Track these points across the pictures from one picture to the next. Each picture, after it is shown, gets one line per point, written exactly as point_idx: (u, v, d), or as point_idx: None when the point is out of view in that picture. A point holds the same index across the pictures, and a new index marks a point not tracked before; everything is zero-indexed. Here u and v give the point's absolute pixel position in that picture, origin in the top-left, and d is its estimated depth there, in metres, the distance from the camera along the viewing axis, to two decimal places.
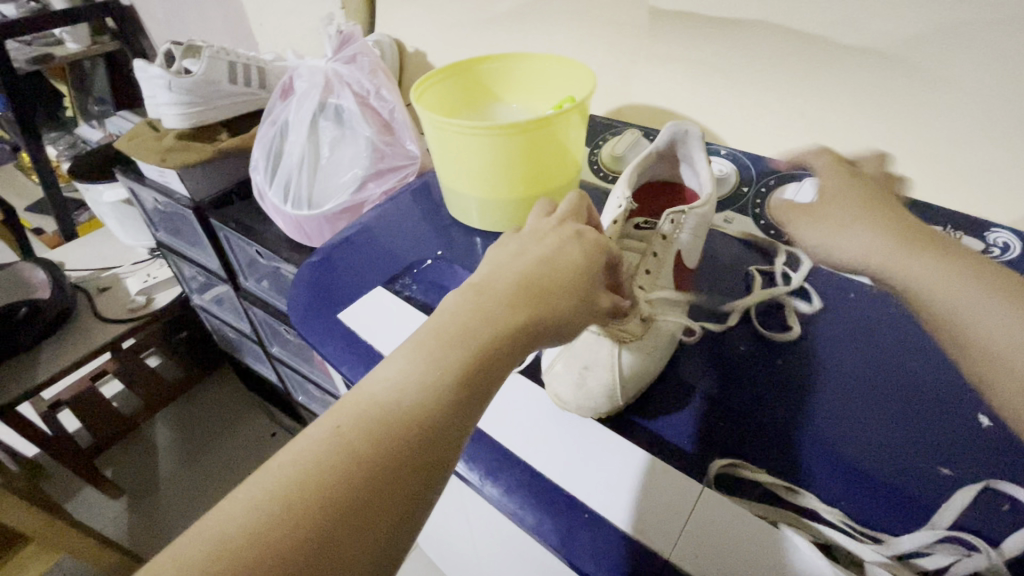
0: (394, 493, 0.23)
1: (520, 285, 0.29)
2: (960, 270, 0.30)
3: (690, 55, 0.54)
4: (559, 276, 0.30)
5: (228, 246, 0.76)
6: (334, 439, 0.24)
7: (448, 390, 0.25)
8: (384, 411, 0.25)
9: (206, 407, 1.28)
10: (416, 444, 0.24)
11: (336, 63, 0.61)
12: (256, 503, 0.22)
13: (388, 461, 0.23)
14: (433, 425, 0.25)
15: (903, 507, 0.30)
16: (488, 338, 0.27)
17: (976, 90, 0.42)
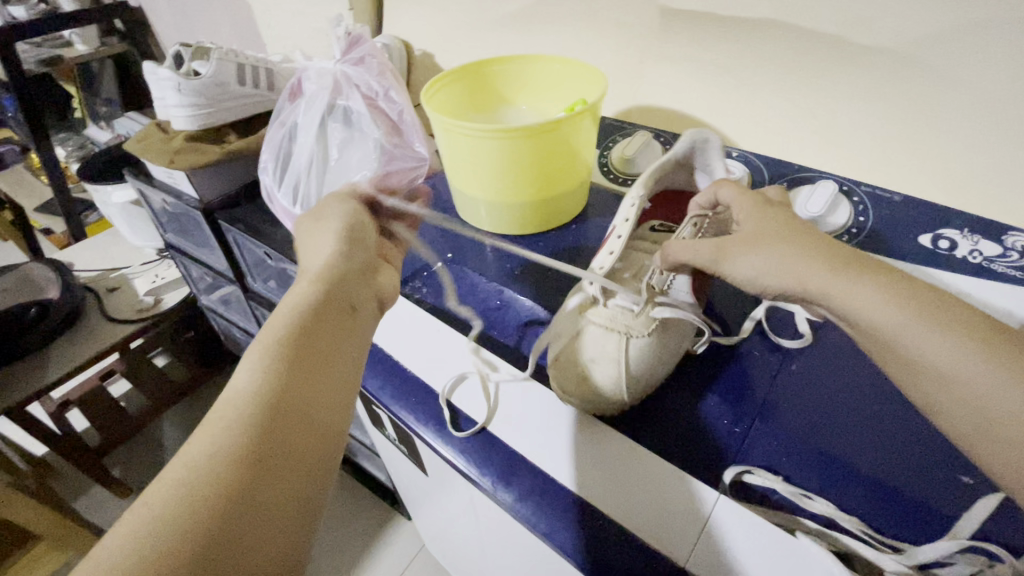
0: (267, 460, 0.25)
1: (324, 283, 0.33)
2: (897, 297, 0.28)
3: (702, 56, 0.53)
4: (342, 263, 0.35)
5: (237, 247, 0.76)
6: (195, 447, 0.24)
7: (283, 361, 0.28)
8: (234, 398, 0.26)
9: (213, 407, 1.28)
10: (270, 413, 0.26)
11: (344, 64, 0.61)
12: (146, 528, 0.22)
13: (251, 438, 0.25)
14: (282, 392, 0.27)
15: (924, 516, 0.30)
16: (303, 321, 0.30)
17: (994, 91, 0.41)
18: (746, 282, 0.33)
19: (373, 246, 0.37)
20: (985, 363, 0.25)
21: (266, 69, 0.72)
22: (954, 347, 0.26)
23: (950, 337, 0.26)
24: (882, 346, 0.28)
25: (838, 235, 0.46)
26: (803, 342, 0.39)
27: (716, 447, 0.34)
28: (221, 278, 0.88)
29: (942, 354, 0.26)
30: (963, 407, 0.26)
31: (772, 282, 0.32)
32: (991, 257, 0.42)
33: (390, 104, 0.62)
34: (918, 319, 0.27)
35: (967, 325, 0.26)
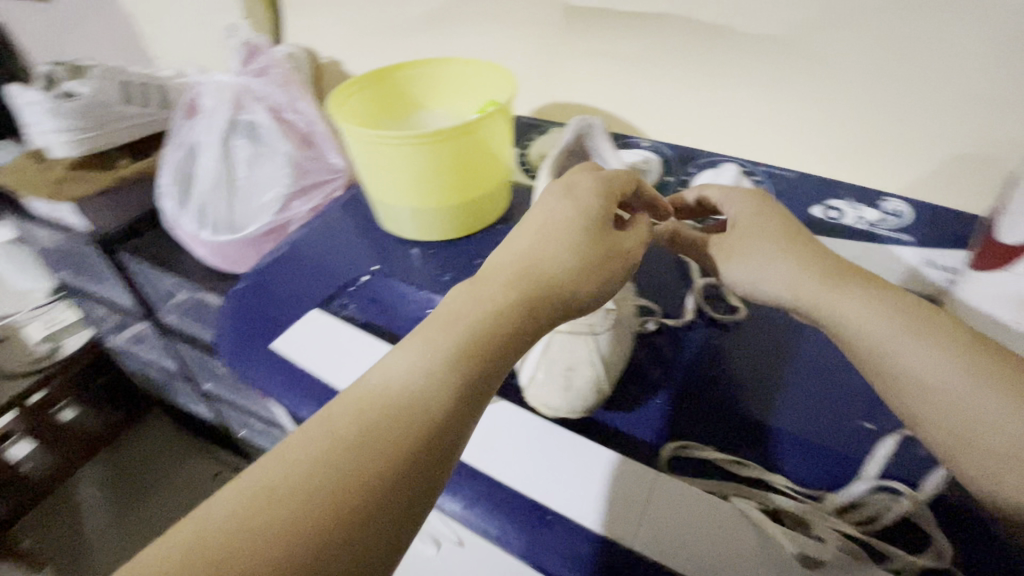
0: (378, 489, 0.23)
1: (522, 267, 0.31)
2: (891, 314, 0.30)
3: (605, 52, 0.55)
4: (557, 267, 0.31)
5: (143, 280, 0.70)
6: (327, 431, 0.24)
7: (455, 380, 0.26)
8: (383, 401, 0.25)
9: (137, 455, 1.18)
10: (409, 440, 0.24)
11: (244, 77, 0.58)
12: (289, 472, 0.22)
13: (376, 462, 0.23)
14: (436, 420, 0.25)
15: (837, 466, 0.33)
16: (497, 332, 0.28)
17: (862, 71, 0.46)
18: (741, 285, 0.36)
19: (614, 247, 0.33)
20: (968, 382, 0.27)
21: (157, 87, 0.67)
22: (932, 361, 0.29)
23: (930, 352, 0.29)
24: (874, 358, 0.31)
25: None
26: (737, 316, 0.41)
27: (653, 428, 0.36)
28: (129, 316, 0.81)
29: (922, 363, 0.29)
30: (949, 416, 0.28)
31: (768, 289, 0.35)
32: (874, 222, 0.47)
33: (298, 115, 0.60)
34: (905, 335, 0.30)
35: (953, 346, 0.29)
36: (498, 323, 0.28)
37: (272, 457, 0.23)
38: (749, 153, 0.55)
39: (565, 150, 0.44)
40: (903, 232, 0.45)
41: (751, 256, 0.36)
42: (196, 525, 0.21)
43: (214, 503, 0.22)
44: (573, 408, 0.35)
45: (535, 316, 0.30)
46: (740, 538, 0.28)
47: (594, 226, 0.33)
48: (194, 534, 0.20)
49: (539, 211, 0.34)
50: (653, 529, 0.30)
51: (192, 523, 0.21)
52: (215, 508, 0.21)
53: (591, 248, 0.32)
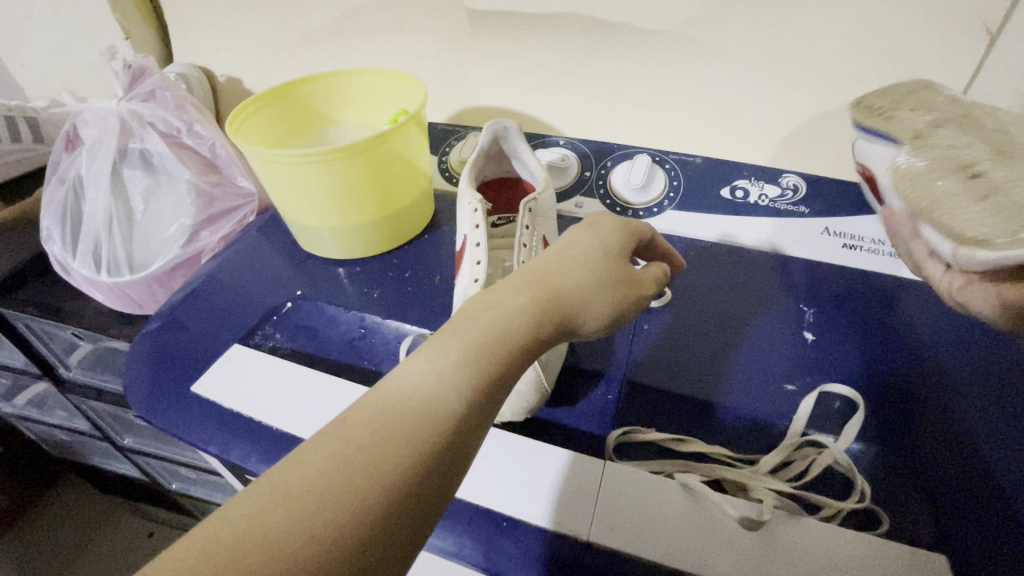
0: (393, 495, 0.22)
1: (536, 280, 0.30)
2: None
3: (513, 53, 0.56)
4: (573, 282, 0.30)
5: (35, 335, 0.62)
6: (343, 432, 0.23)
7: (473, 382, 0.25)
8: (398, 402, 0.24)
9: (53, 531, 1.06)
10: (426, 446, 0.23)
11: (130, 101, 0.53)
12: (300, 480, 0.21)
13: (392, 464, 0.22)
14: (453, 425, 0.24)
15: (761, 430, 0.35)
16: (514, 334, 0.27)
17: (749, 57, 0.49)
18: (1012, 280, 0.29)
19: (629, 274, 0.32)
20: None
21: (27, 117, 0.60)
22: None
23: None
24: None
25: (660, 201, 0.51)
26: (663, 298, 0.43)
27: (595, 418, 0.36)
28: (22, 376, 0.72)
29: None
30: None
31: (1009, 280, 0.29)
32: (774, 198, 0.49)
33: (197, 139, 0.56)
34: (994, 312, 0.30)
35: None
36: (514, 335, 0.27)
37: (290, 457, 0.22)
38: (659, 143, 0.57)
39: (483, 154, 0.44)
40: (800, 206, 0.48)
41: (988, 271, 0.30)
42: (211, 526, 0.20)
43: (232, 503, 0.21)
44: (516, 409, 0.35)
45: (541, 336, 0.28)
46: (687, 513, 0.30)
47: (612, 254, 0.32)
48: (212, 535, 0.19)
49: (566, 235, 0.33)
50: (606, 516, 0.30)
51: (210, 523, 0.20)
52: (232, 509, 0.20)
53: (609, 275, 0.31)
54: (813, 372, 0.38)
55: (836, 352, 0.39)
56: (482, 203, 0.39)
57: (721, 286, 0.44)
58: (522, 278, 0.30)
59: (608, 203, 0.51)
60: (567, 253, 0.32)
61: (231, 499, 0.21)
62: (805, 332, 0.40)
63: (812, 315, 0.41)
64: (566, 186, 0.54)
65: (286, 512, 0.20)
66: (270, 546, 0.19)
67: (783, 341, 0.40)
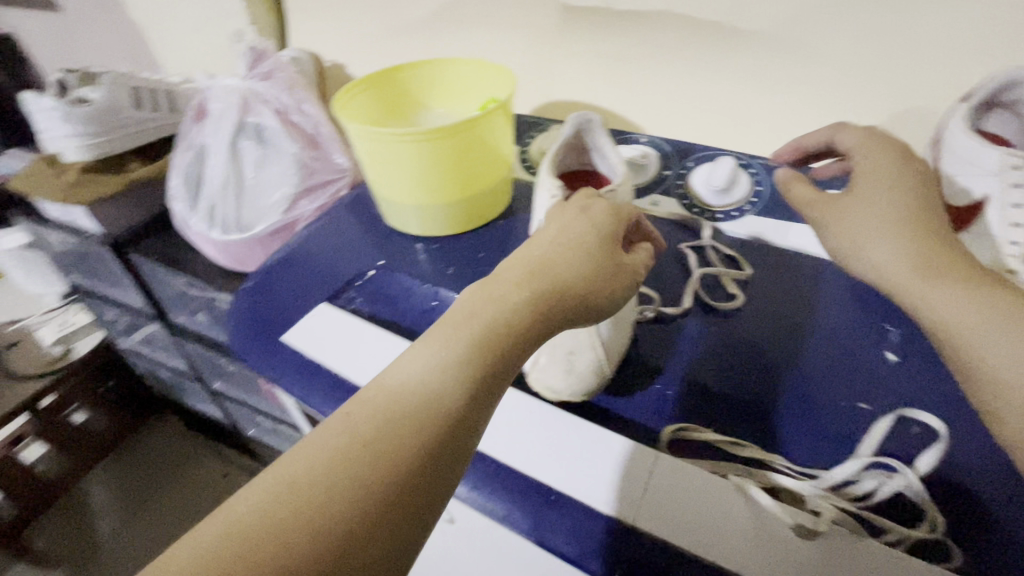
0: (396, 482, 0.24)
1: (534, 271, 0.31)
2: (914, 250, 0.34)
3: (602, 49, 0.57)
4: (569, 275, 0.31)
5: (153, 280, 0.71)
6: (344, 428, 0.25)
7: (471, 375, 0.27)
8: (398, 396, 0.26)
9: (149, 457, 1.21)
10: (426, 434, 0.25)
11: (251, 80, 0.59)
12: (309, 472, 0.23)
13: (395, 451, 0.24)
14: (451, 415, 0.26)
15: (831, 448, 0.33)
16: (508, 329, 0.29)
17: (853, 63, 0.47)
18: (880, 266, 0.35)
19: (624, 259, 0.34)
20: (986, 318, 0.29)
21: (166, 90, 0.68)
22: (954, 298, 0.31)
23: (962, 297, 0.31)
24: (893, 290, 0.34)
25: (741, 205, 0.49)
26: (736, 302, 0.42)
27: (652, 412, 0.37)
28: (140, 317, 0.82)
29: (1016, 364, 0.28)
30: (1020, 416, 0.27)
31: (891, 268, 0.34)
32: None
33: (304, 117, 0.62)
34: (922, 278, 0.33)
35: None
36: (506, 328, 0.29)
37: (294, 454, 0.24)
38: (746, 146, 0.56)
39: (564, 145, 0.45)
40: None
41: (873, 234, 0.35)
42: (233, 514, 0.22)
43: (243, 497, 0.23)
44: (573, 392, 0.36)
45: (542, 321, 0.30)
46: (737, 515, 0.29)
47: (607, 242, 0.33)
48: (228, 525, 0.22)
49: (555, 224, 0.34)
50: (655, 505, 0.31)
51: (221, 517, 0.22)
52: (243, 501, 0.23)
53: (605, 264, 0.32)
54: (893, 394, 0.36)
55: (920, 378, 0.36)
56: (561, 191, 0.40)
57: (799, 296, 0.43)
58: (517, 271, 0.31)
59: (686, 204, 0.51)
60: (559, 243, 0.33)
61: (243, 492, 0.23)
62: (887, 352, 0.38)
63: (897, 336, 0.39)
64: (644, 184, 0.54)
65: (299, 503, 0.22)
66: (286, 533, 0.21)
67: (864, 360, 0.38)
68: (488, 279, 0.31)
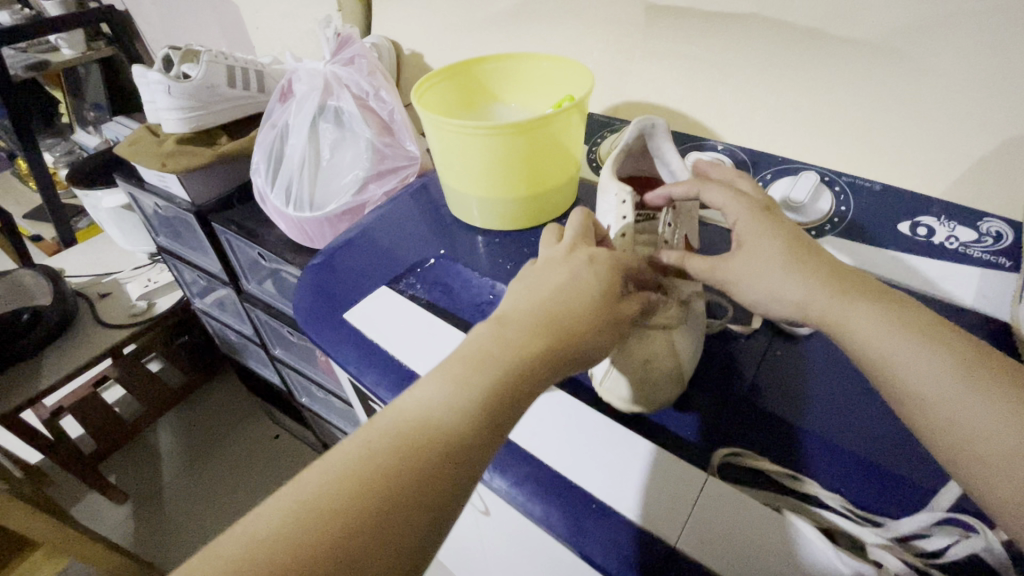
0: (403, 510, 0.24)
1: (545, 313, 0.31)
2: (901, 325, 0.29)
3: (685, 51, 0.55)
4: (581, 315, 0.31)
5: (230, 248, 0.76)
6: (360, 453, 0.25)
7: (481, 408, 0.27)
8: (409, 423, 0.26)
9: (211, 411, 1.30)
10: (434, 465, 0.25)
11: (335, 65, 0.62)
12: (317, 494, 0.24)
13: (404, 478, 0.24)
14: (460, 446, 0.26)
15: (902, 496, 0.31)
16: (523, 364, 0.29)
17: (965, 79, 0.43)
18: (863, 348, 0.29)
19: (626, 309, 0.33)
20: (912, 341, 0.28)
21: (257, 71, 0.73)
22: (873, 320, 0.29)
23: (885, 319, 0.29)
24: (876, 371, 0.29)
25: (822, 225, 0.46)
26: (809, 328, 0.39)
27: (704, 432, 0.35)
28: (215, 281, 0.88)
29: (927, 377, 0.27)
30: (951, 428, 0.26)
31: (878, 348, 0.29)
32: (968, 242, 0.43)
33: (381, 103, 0.63)
34: (843, 304, 0.30)
35: (952, 346, 0.28)
36: (513, 365, 0.28)
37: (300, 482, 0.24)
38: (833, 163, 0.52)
39: (625, 149, 0.43)
40: (1000, 257, 0.42)
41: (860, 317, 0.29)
42: (241, 535, 0.22)
43: (252, 519, 0.23)
44: (653, 401, 0.35)
45: (544, 360, 0.29)
46: (785, 552, 0.28)
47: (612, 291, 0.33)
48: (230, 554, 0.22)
49: (563, 265, 0.33)
50: (698, 528, 0.30)
51: (231, 534, 0.22)
52: (255, 522, 0.23)
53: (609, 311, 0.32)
54: None
55: None
56: (629, 195, 0.39)
57: None
58: (521, 310, 0.31)
59: None
60: (568, 287, 0.32)
61: (254, 512, 0.23)
62: None
63: None
64: None
65: (307, 523, 0.22)
66: (290, 557, 0.21)
67: None
68: (502, 315, 0.31)
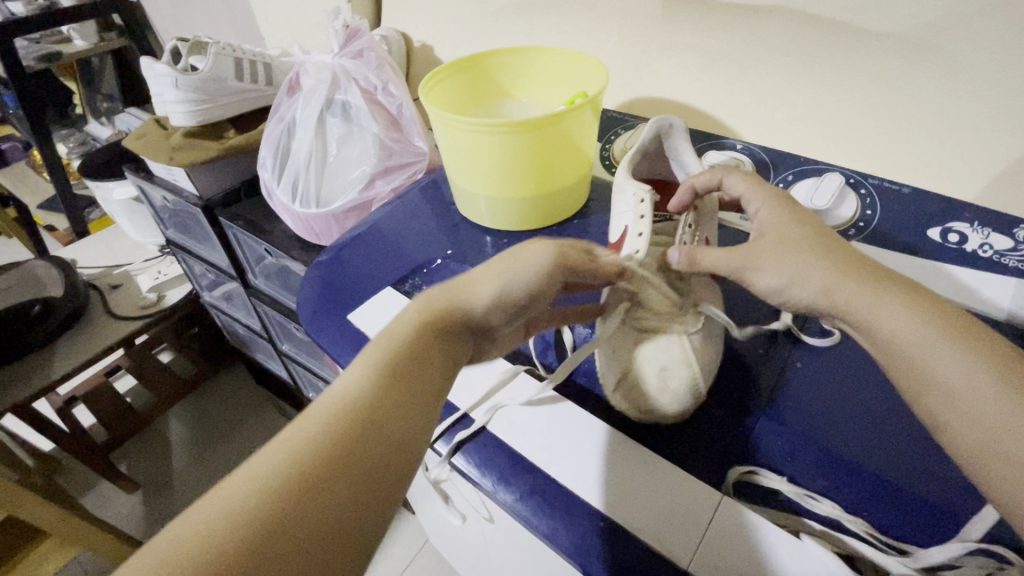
0: (336, 477, 0.24)
1: (449, 296, 0.32)
2: (931, 319, 0.27)
3: (703, 45, 0.52)
4: (492, 291, 0.33)
5: (237, 243, 0.75)
6: (285, 444, 0.25)
7: (393, 376, 0.28)
8: (328, 406, 0.27)
9: (220, 402, 1.31)
10: (359, 430, 0.26)
11: (343, 58, 0.60)
12: (241, 491, 0.23)
13: (332, 449, 0.25)
14: (378, 410, 0.27)
15: (930, 522, 0.29)
16: (425, 336, 0.30)
17: (1005, 77, 0.40)
18: (887, 334, 0.28)
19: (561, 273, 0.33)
20: (935, 332, 0.26)
21: (264, 63, 0.71)
22: (903, 310, 0.28)
23: (908, 310, 0.27)
24: (898, 361, 0.27)
25: (846, 229, 0.44)
26: (829, 340, 0.38)
27: (719, 447, 0.34)
28: (223, 275, 0.88)
29: (952, 370, 0.25)
30: (969, 424, 0.25)
31: (903, 335, 0.27)
32: (1003, 251, 0.41)
33: (389, 98, 0.61)
34: (871, 293, 0.29)
35: (986, 345, 0.26)
36: (419, 340, 0.30)
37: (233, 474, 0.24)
38: (859, 164, 0.50)
39: (641, 150, 0.42)
40: None
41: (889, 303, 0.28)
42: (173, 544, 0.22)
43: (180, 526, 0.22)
44: (666, 411, 0.33)
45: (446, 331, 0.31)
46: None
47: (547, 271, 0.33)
48: (163, 556, 0.21)
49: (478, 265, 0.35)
50: (711, 551, 0.28)
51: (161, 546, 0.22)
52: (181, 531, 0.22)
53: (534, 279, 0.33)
54: None
55: None
56: (647, 194, 0.37)
57: None
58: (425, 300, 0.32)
59: None
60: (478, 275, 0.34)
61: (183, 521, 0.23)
62: None
63: None
64: None
65: (237, 513, 0.22)
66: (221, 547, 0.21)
67: None
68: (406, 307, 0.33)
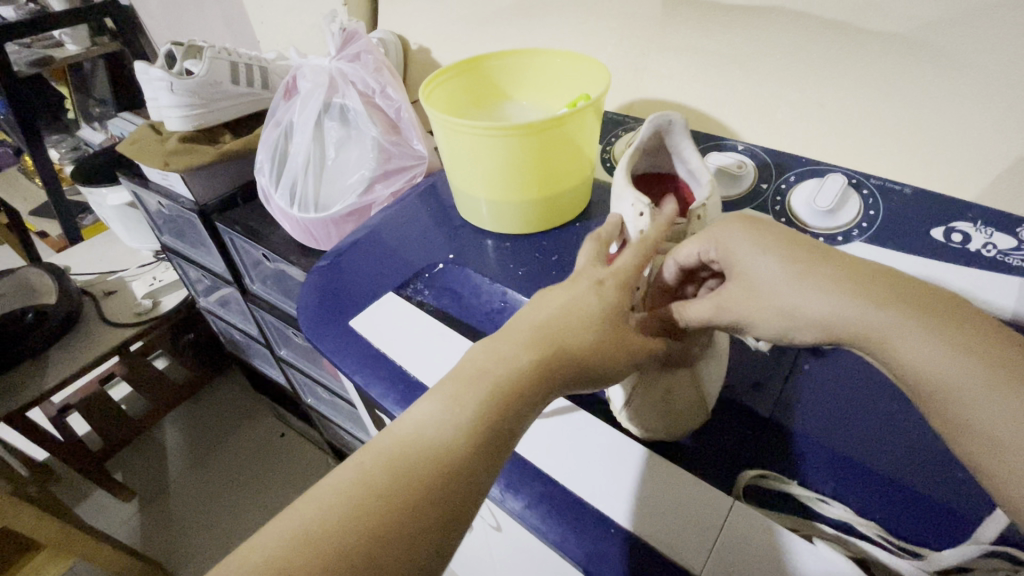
0: (403, 538, 0.23)
1: (543, 331, 0.29)
2: (976, 356, 0.23)
3: (703, 46, 0.52)
4: (586, 332, 0.29)
5: (233, 248, 0.74)
6: (358, 474, 0.24)
7: (482, 433, 0.26)
8: (410, 445, 0.25)
9: (217, 408, 1.29)
10: (436, 488, 0.24)
11: (340, 61, 0.60)
12: (301, 527, 0.23)
13: (402, 502, 0.24)
14: (459, 471, 0.25)
15: (943, 526, 0.29)
16: (521, 383, 0.27)
17: (1005, 76, 0.41)
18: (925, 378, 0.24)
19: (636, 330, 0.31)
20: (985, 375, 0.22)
21: (260, 67, 0.71)
22: (935, 346, 0.24)
23: (945, 344, 0.23)
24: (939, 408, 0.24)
25: (849, 230, 0.44)
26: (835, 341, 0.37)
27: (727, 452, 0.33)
28: (219, 281, 0.87)
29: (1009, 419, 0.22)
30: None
31: (948, 376, 0.23)
32: (1007, 250, 0.41)
33: (387, 101, 0.60)
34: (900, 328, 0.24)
35: None
36: (516, 385, 0.27)
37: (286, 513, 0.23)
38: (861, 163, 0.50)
39: (640, 148, 0.42)
40: None
41: (920, 342, 0.24)
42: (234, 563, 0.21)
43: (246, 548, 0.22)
44: (670, 429, 0.33)
45: (543, 379, 0.28)
46: None
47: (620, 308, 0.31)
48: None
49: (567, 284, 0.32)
50: (723, 558, 0.28)
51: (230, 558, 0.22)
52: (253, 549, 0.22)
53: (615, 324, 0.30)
54: None
55: None
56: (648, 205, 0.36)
57: None
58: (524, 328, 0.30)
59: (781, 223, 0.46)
60: (572, 305, 0.30)
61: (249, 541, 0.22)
62: None
63: None
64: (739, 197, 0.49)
65: (306, 551, 0.22)
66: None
67: None
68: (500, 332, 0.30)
